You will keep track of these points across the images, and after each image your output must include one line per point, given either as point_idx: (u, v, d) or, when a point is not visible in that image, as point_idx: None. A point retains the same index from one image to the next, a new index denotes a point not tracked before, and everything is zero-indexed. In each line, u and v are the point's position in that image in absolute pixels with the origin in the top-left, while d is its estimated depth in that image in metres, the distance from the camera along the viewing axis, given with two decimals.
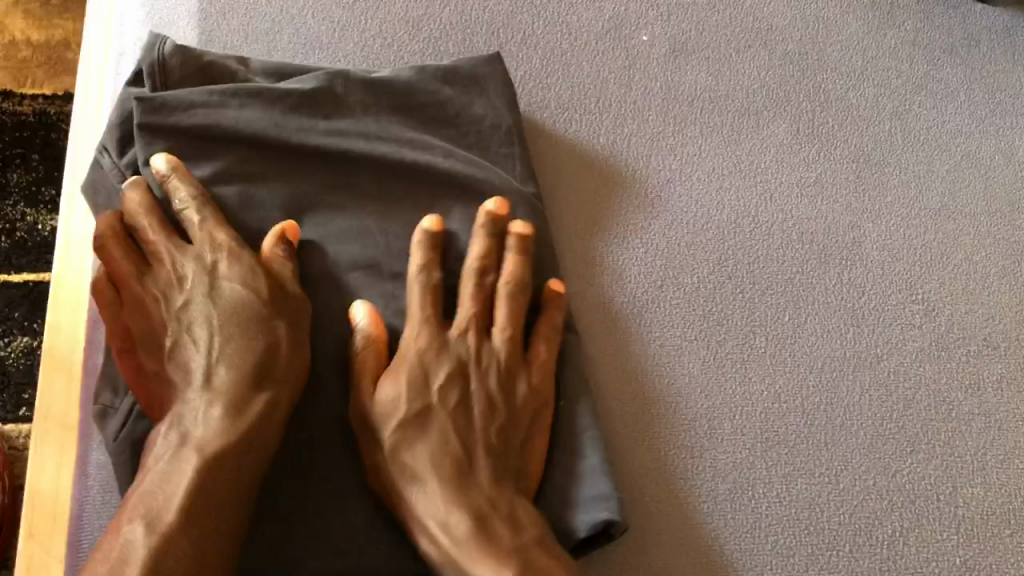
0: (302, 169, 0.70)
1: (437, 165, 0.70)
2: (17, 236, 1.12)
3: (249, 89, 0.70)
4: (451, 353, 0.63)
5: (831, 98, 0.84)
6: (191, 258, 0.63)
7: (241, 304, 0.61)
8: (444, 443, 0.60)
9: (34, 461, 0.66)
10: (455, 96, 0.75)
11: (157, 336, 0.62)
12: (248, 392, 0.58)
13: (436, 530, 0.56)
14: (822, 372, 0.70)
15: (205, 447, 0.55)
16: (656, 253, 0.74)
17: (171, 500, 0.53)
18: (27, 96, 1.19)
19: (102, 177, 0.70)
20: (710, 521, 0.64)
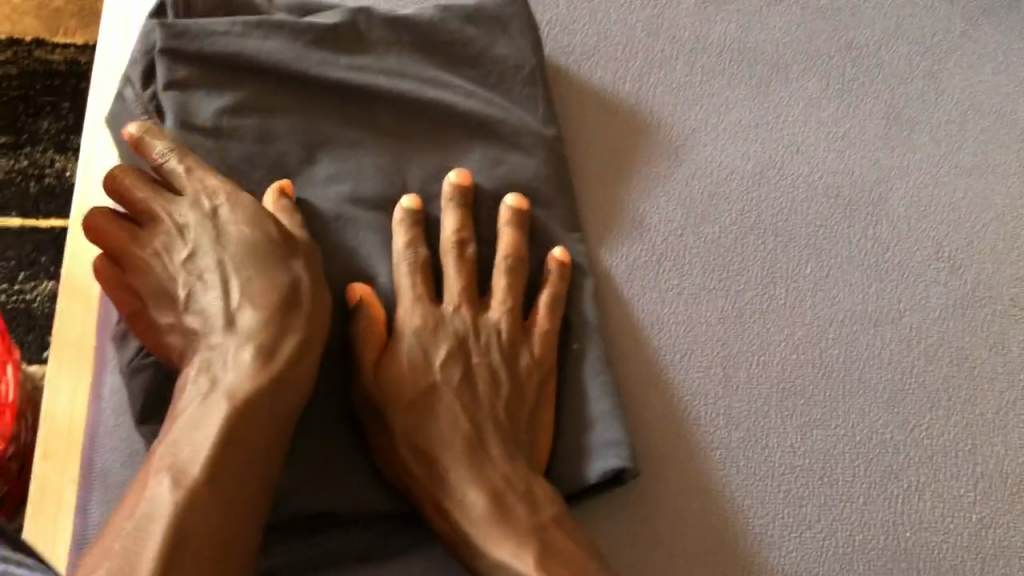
0: (324, 103, 0.70)
1: (457, 104, 0.71)
2: (45, 182, 1.13)
3: (273, 22, 0.70)
4: (448, 331, 0.63)
5: (864, 54, 0.82)
6: (190, 206, 0.62)
7: (249, 244, 0.60)
8: (452, 421, 0.60)
9: (50, 383, 0.67)
10: (478, 37, 0.74)
11: (163, 289, 0.61)
12: (276, 335, 0.57)
13: (452, 512, 0.57)
14: (842, 326, 0.69)
15: (236, 395, 0.54)
16: (678, 201, 0.73)
17: (199, 452, 0.51)
18: (59, 46, 1.20)
19: (124, 108, 0.70)
20: (722, 468, 0.64)
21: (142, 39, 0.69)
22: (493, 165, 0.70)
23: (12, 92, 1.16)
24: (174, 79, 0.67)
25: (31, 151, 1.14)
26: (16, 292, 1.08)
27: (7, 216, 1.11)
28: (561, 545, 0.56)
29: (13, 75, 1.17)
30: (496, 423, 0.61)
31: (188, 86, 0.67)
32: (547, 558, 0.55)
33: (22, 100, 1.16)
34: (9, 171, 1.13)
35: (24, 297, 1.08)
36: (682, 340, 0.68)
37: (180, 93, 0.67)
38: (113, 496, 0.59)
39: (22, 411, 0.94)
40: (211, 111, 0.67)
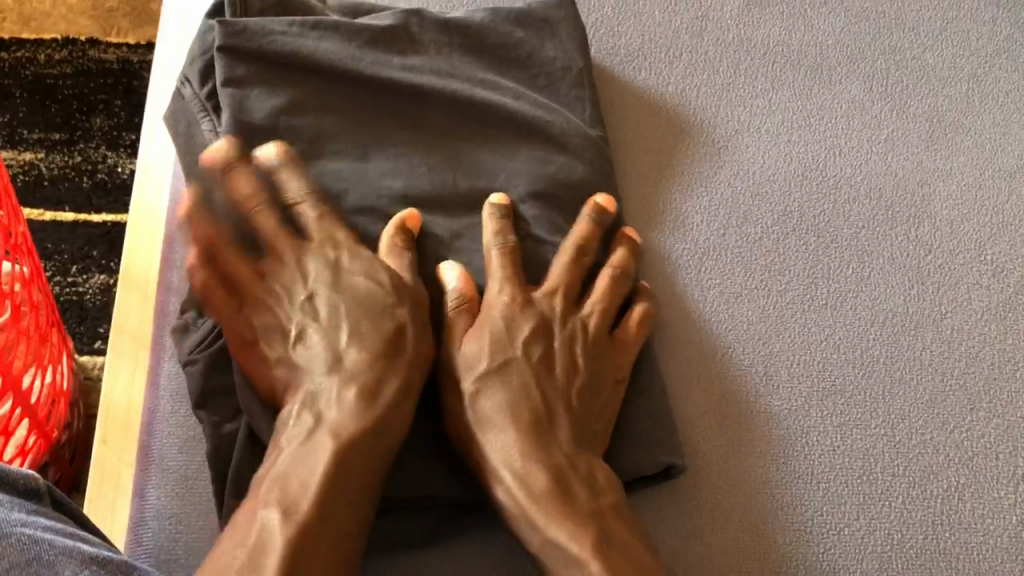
0: (377, 102, 0.72)
1: (507, 105, 0.72)
2: (97, 177, 1.16)
3: (329, 24, 0.72)
4: (535, 310, 0.65)
5: (908, 57, 0.82)
6: (316, 251, 0.65)
7: (365, 295, 0.63)
8: (524, 393, 0.62)
9: (108, 372, 0.70)
10: (527, 40, 0.76)
11: (279, 328, 0.63)
12: (379, 376, 0.60)
13: (514, 483, 0.58)
14: (883, 326, 0.70)
15: (341, 432, 0.57)
16: (719, 202, 0.74)
17: (307, 488, 0.54)
18: (111, 45, 1.23)
19: (183, 108, 0.72)
20: (762, 465, 0.64)
21: (199, 40, 0.72)
22: (542, 164, 0.72)
23: (68, 89, 1.20)
24: (232, 77, 0.69)
25: (85, 147, 1.17)
26: (70, 284, 1.11)
27: (61, 211, 1.14)
28: (617, 532, 0.57)
29: (68, 74, 1.21)
30: (569, 405, 0.62)
31: (246, 84, 0.69)
32: (602, 545, 0.55)
33: (76, 98, 1.19)
34: (63, 167, 1.16)
35: (78, 289, 1.11)
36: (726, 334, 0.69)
37: (240, 90, 0.69)
38: (170, 481, 0.62)
39: (75, 399, 0.97)
40: (270, 108, 0.69)
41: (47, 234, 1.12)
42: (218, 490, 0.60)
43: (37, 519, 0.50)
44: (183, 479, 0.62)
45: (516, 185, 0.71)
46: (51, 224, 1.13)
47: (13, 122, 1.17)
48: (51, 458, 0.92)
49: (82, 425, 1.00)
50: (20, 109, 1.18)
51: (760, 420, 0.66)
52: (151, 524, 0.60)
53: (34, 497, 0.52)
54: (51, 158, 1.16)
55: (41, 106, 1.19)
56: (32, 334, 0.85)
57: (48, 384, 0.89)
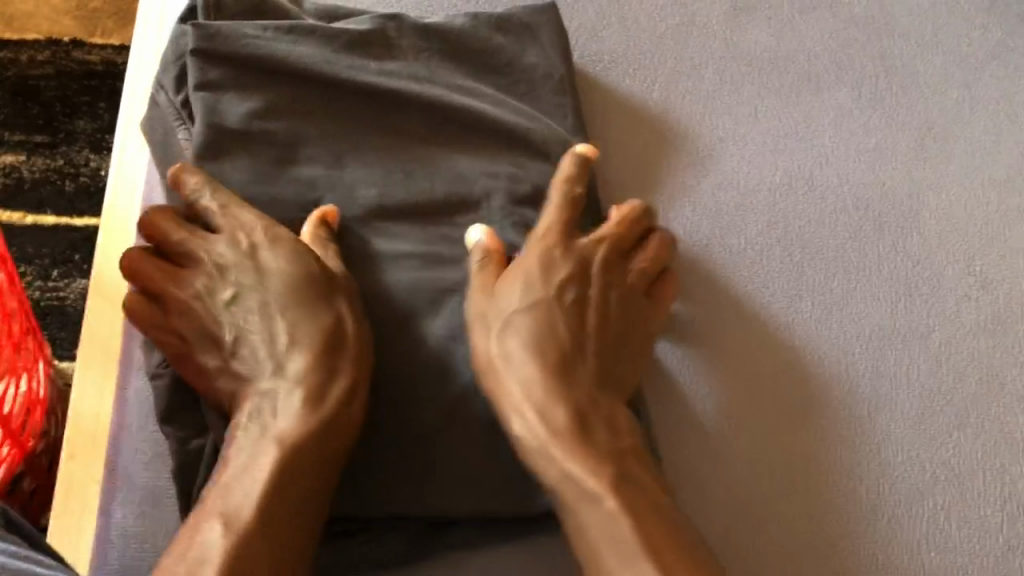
0: (353, 108, 0.70)
1: (486, 112, 0.71)
2: (81, 181, 1.15)
3: (305, 28, 0.71)
4: (577, 255, 0.66)
5: (897, 63, 0.81)
6: (228, 244, 0.63)
7: (289, 284, 0.61)
8: (552, 332, 0.62)
9: (77, 384, 0.69)
10: (508, 45, 0.75)
11: (209, 333, 0.61)
12: (324, 379, 0.58)
13: (535, 418, 0.59)
14: (869, 341, 0.68)
15: (286, 440, 0.55)
16: (703, 213, 0.73)
17: (249, 499, 0.53)
18: (96, 47, 1.22)
19: (159, 115, 0.70)
20: (744, 484, 0.63)
21: (173, 45, 0.70)
22: (520, 173, 0.70)
23: (51, 91, 1.18)
24: (205, 80, 0.68)
25: (67, 150, 1.16)
26: (50, 289, 1.09)
27: (42, 215, 1.12)
28: (636, 475, 0.57)
29: (51, 75, 1.19)
30: (597, 350, 0.62)
31: (219, 89, 0.68)
32: (621, 483, 0.56)
33: (59, 99, 1.18)
34: (45, 170, 1.14)
35: (59, 294, 1.09)
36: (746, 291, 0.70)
37: (212, 94, 0.68)
38: (137, 497, 0.60)
39: (53, 406, 0.96)
40: (242, 113, 0.67)
41: (28, 238, 1.10)
42: (184, 506, 0.59)
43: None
44: (150, 495, 0.60)
45: (494, 193, 0.69)
46: (31, 228, 1.11)
47: None
48: (27, 467, 0.91)
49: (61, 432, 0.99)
50: (3, 111, 1.17)
51: (745, 433, 0.65)
52: (116, 542, 0.59)
53: None
54: (33, 161, 1.15)
55: (23, 108, 1.17)
56: (7, 341, 0.83)
57: (24, 392, 0.88)
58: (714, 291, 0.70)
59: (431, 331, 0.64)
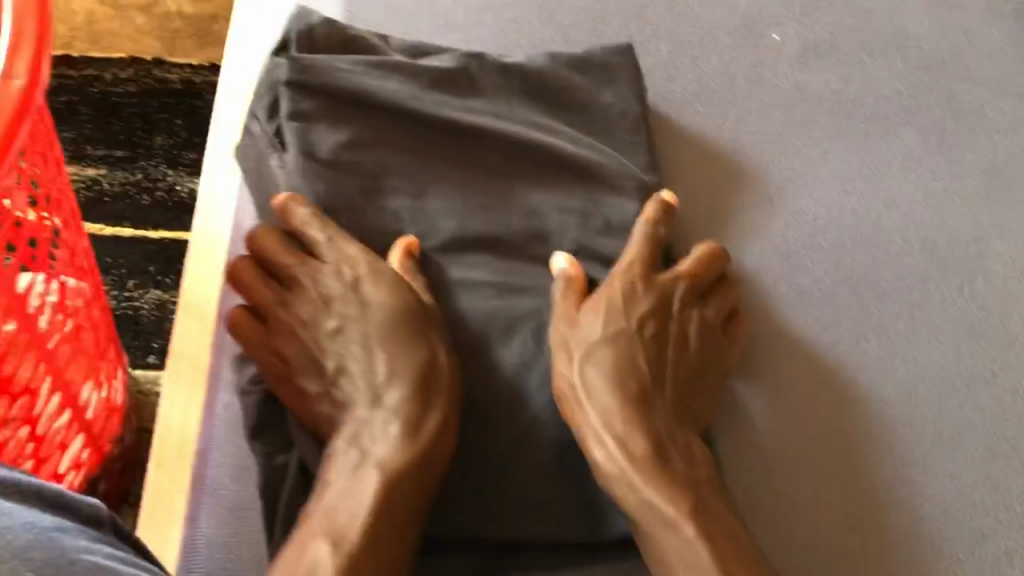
0: (436, 142, 0.73)
1: (564, 148, 0.73)
2: (157, 195, 1.18)
3: (392, 64, 0.74)
4: (658, 291, 0.69)
5: (966, 108, 0.82)
6: (334, 276, 0.67)
7: (392, 320, 0.65)
8: (632, 365, 0.65)
9: (166, 396, 0.74)
10: (585, 84, 0.77)
11: (313, 360, 0.65)
12: (419, 409, 0.62)
13: (615, 446, 0.61)
14: (934, 385, 0.69)
15: (386, 464, 0.59)
16: (773, 252, 0.75)
17: (356, 519, 0.56)
18: (176, 66, 1.26)
19: (253, 143, 0.74)
20: (809, 520, 0.65)
21: (268, 74, 0.73)
22: (594, 209, 0.73)
23: (131, 108, 1.22)
24: (299, 111, 0.71)
25: (146, 165, 1.20)
26: (126, 298, 1.12)
27: (121, 227, 1.16)
28: (711, 503, 0.60)
29: (133, 93, 1.24)
30: (673, 385, 0.66)
31: (311, 118, 0.71)
32: (699, 514, 0.59)
33: (140, 116, 1.22)
34: (124, 184, 1.18)
35: (134, 303, 1.12)
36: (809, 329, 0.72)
37: (305, 124, 0.71)
38: (223, 508, 0.63)
39: (127, 414, 0.99)
40: (332, 144, 0.71)
41: (106, 248, 1.14)
42: (268, 521, 0.62)
43: (99, 548, 0.50)
44: (235, 508, 0.63)
45: (568, 228, 0.72)
46: (110, 239, 1.15)
47: (77, 138, 1.20)
48: (102, 472, 0.94)
49: (132, 439, 1.01)
50: (86, 125, 1.21)
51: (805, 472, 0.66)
52: (202, 551, 0.62)
53: (95, 522, 0.54)
54: (113, 175, 1.19)
55: (105, 123, 1.21)
56: (90, 349, 0.87)
57: (103, 399, 0.91)
58: (783, 331, 0.72)
59: (505, 358, 0.67)
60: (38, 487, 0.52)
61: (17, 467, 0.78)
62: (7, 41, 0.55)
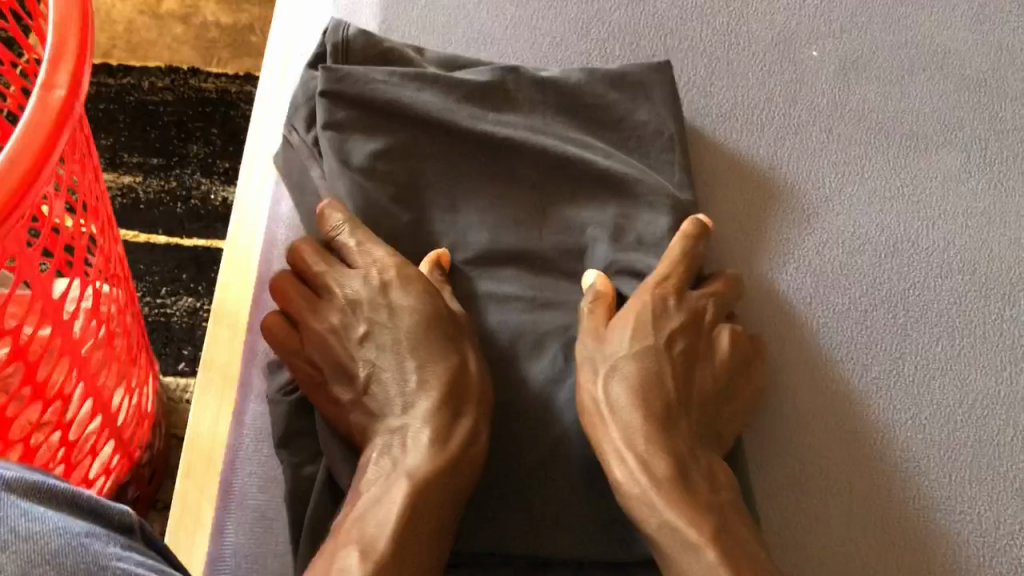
0: (470, 154, 0.73)
1: (596, 163, 0.72)
2: (192, 203, 1.19)
3: (429, 76, 0.74)
4: (688, 307, 0.68)
5: (1009, 127, 0.80)
6: (362, 280, 0.67)
7: (421, 325, 0.65)
8: (658, 382, 0.64)
9: (196, 406, 0.74)
10: (620, 100, 0.77)
11: (343, 366, 0.65)
12: (450, 419, 0.61)
13: (637, 465, 0.60)
14: (973, 409, 0.68)
15: (415, 473, 0.59)
16: (807, 270, 0.74)
17: (384, 529, 0.56)
18: (212, 75, 1.27)
19: (292, 155, 0.75)
20: (841, 545, 0.64)
21: (302, 87, 0.75)
22: (626, 223, 0.72)
23: (168, 116, 1.24)
24: (333, 121, 0.71)
25: (181, 173, 1.20)
26: (158, 305, 1.13)
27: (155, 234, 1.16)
28: (734, 529, 0.59)
29: (169, 101, 1.25)
30: (698, 404, 0.65)
31: (346, 128, 0.72)
32: (721, 539, 0.57)
33: (176, 124, 1.23)
34: (159, 191, 1.19)
35: (167, 311, 1.13)
36: (845, 353, 0.71)
37: (340, 134, 0.71)
38: (250, 518, 0.64)
39: (157, 420, 1.00)
40: (367, 153, 0.71)
41: (140, 255, 1.15)
42: (294, 533, 0.62)
43: (130, 556, 0.50)
44: (261, 518, 0.63)
45: (600, 243, 0.71)
46: (144, 246, 1.16)
47: (115, 145, 1.21)
48: (132, 477, 0.95)
49: (161, 444, 1.02)
50: (123, 133, 1.22)
51: (834, 501, 0.65)
52: (229, 561, 0.62)
53: (127, 531, 0.54)
54: (149, 182, 1.20)
55: (142, 131, 1.22)
56: (122, 356, 0.87)
57: (134, 405, 0.92)
58: (812, 353, 0.71)
59: (534, 373, 0.67)
60: (72, 493, 0.52)
61: (50, 471, 0.78)
62: (51, 52, 0.55)
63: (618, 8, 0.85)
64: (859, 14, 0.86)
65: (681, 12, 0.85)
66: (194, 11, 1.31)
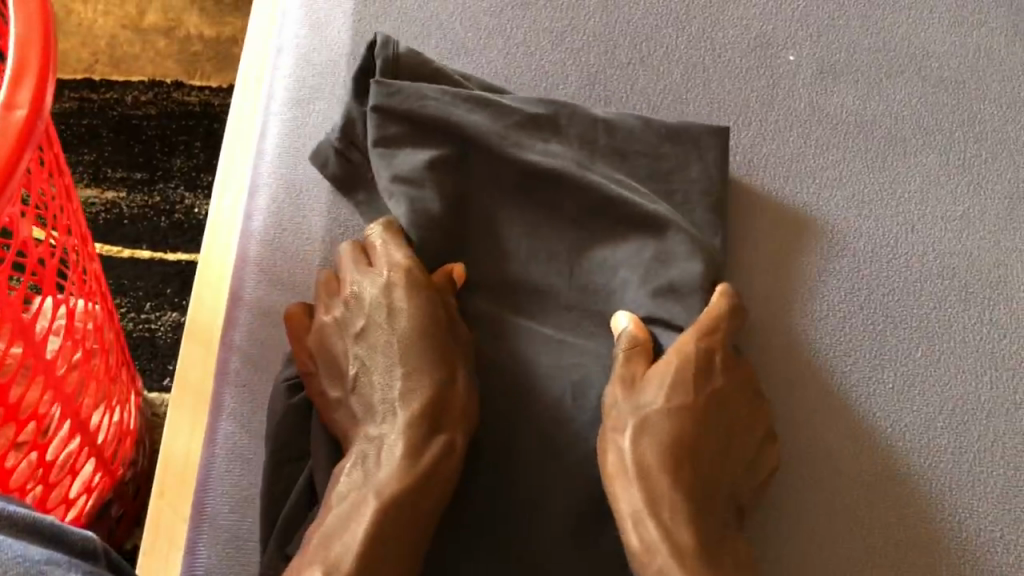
0: (459, 172, 0.73)
1: (642, 206, 0.72)
2: (175, 217, 1.17)
3: (481, 100, 0.74)
4: (732, 371, 0.66)
5: (986, 129, 0.80)
6: (373, 281, 0.67)
7: (416, 329, 0.65)
8: (692, 451, 0.62)
9: (171, 423, 0.73)
10: (674, 153, 0.76)
11: (338, 364, 0.65)
12: (426, 433, 0.61)
13: (658, 534, 0.59)
14: (952, 416, 0.68)
15: (383, 490, 0.58)
16: (821, 304, 0.72)
17: (350, 548, 0.56)
18: (195, 88, 1.24)
19: (293, 177, 0.76)
20: (821, 555, 0.64)
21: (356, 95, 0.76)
22: (661, 267, 0.71)
23: (150, 130, 1.21)
24: (385, 137, 0.73)
25: (165, 187, 1.18)
26: (143, 320, 1.12)
27: (139, 249, 1.14)
28: None
29: (153, 115, 1.22)
30: (726, 473, 0.63)
31: (398, 143, 0.73)
32: None
33: (159, 138, 1.20)
34: (143, 207, 1.17)
35: (151, 325, 1.12)
36: (824, 351, 0.71)
37: (390, 149, 0.73)
38: (222, 538, 0.63)
39: (141, 437, 0.99)
40: (416, 163, 0.72)
41: (124, 271, 1.13)
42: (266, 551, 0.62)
43: None
44: (234, 538, 0.63)
45: (630, 284, 0.71)
46: (128, 261, 1.14)
47: (98, 161, 1.19)
48: (115, 495, 0.93)
49: (146, 462, 1.01)
50: (106, 148, 1.19)
51: (805, 508, 0.65)
52: None
53: (92, 557, 0.53)
54: (133, 197, 1.17)
55: (125, 145, 1.20)
56: (100, 373, 0.84)
57: (116, 423, 0.90)
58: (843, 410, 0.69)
59: (521, 396, 0.67)
60: (33, 518, 0.51)
61: (26, 493, 0.76)
62: (9, 73, 0.54)
63: (593, 15, 0.84)
64: (836, 17, 0.85)
65: (656, 18, 0.84)
66: (177, 24, 1.28)
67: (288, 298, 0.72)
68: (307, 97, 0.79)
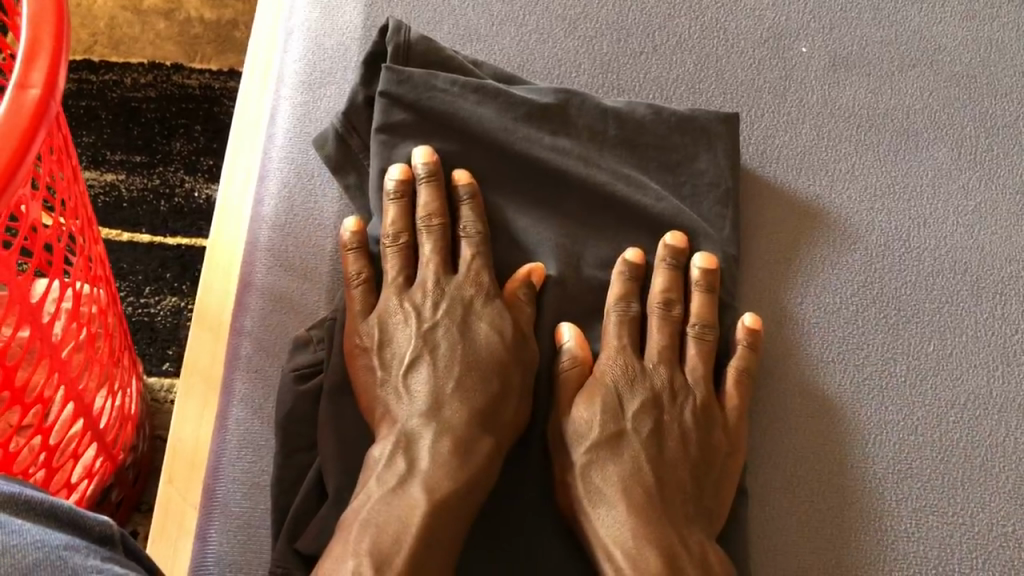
0: (470, 162, 0.73)
1: (649, 206, 0.72)
2: (175, 201, 1.15)
3: (491, 90, 0.73)
4: (647, 384, 0.66)
5: (999, 124, 0.80)
6: (461, 279, 0.68)
7: (493, 340, 0.65)
8: (638, 471, 0.62)
9: (178, 410, 0.73)
10: (686, 144, 0.75)
11: (399, 353, 0.65)
12: (474, 437, 0.62)
13: (624, 562, 0.58)
14: (965, 408, 0.68)
15: (434, 491, 0.58)
16: (831, 300, 0.72)
17: (401, 546, 0.56)
18: (195, 71, 1.23)
19: (305, 160, 0.75)
20: (835, 546, 0.64)
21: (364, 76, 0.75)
22: None
23: (150, 113, 1.20)
24: (389, 123, 0.72)
25: (164, 171, 1.17)
26: (142, 305, 1.11)
27: (138, 232, 1.13)
28: None
29: (151, 98, 1.21)
30: (680, 477, 0.63)
31: (402, 131, 0.72)
32: None
33: (158, 121, 1.19)
34: (142, 190, 1.16)
35: (150, 310, 1.11)
36: (834, 352, 0.70)
37: (392, 137, 0.72)
38: (234, 525, 0.63)
39: (141, 421, 0.98)
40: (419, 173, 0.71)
41: (123, 255, 1.11)
42: (276, 540, 0.62)
43: (112, 568, 0.48)
44: (245, 526, 0.63)
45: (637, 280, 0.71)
46: (127, 244, 1.12)
47: (97, 143, 1.17)
48: (115, 480, 0.93)
49: (144, 446, 1.00)
50: (105, 131, 1.18)
51: (798, 502, 0.65)
52: (211, 568, 0.61)
53: (108, 542, 0.52)
54: (132, 180, 1.16)
55: (125, 128, 1.18)
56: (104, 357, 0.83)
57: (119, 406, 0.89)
58: (819, 410, 0.68)
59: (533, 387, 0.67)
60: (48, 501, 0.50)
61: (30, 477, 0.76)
62: (22, 52, 0.53)
63: (606, 3, 0.84)
64: (848, 9, 0.85)
65: (669, 7, 0.84)
66: (177, 6, 1.26)
67: (296, 286, 0.71)
68: (318, 81, 0.78)
